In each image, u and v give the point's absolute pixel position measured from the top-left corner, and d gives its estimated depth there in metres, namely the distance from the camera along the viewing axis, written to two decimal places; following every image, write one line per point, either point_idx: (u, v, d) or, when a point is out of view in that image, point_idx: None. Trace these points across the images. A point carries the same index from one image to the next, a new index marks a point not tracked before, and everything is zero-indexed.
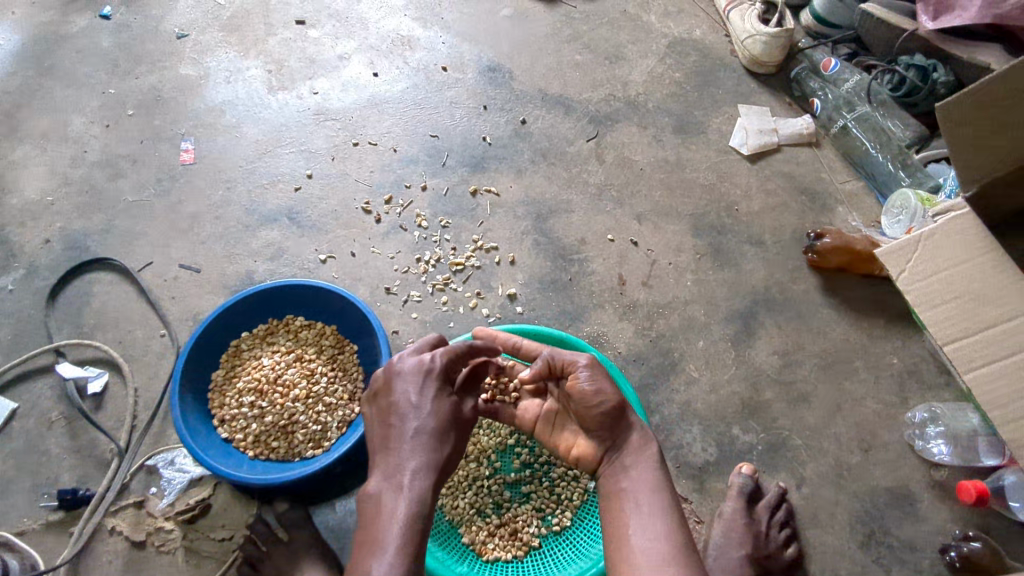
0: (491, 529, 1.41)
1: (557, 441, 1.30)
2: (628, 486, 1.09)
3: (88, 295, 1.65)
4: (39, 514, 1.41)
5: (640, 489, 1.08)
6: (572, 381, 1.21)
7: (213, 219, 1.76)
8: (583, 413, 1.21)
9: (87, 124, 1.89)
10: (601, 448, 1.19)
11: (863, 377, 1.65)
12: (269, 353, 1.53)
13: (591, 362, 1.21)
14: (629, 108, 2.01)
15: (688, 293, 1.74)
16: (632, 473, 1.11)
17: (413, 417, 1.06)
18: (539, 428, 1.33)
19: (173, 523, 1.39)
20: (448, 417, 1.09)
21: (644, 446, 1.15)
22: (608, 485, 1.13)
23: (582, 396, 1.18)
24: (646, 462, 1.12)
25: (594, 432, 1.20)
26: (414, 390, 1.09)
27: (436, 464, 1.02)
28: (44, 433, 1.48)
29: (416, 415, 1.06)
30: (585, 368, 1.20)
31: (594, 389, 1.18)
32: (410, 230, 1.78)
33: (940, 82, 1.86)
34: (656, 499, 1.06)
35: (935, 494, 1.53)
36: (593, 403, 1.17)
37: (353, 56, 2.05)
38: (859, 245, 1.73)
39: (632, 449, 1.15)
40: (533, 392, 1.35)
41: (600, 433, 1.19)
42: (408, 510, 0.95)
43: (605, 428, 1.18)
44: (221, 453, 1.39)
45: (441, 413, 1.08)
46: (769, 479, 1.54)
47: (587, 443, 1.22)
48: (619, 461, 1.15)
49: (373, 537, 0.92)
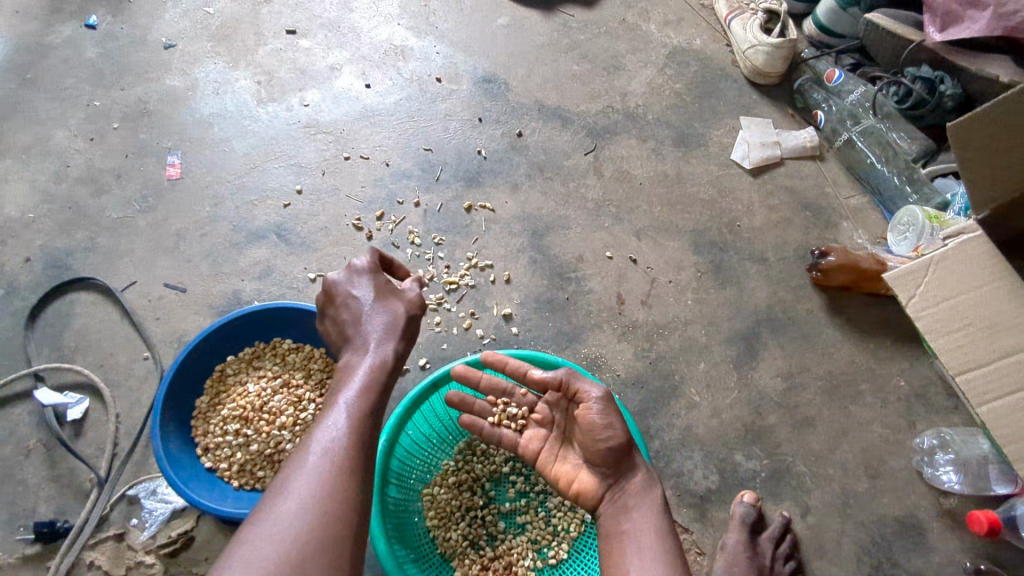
0: (485, 563, 1.35)
1: (556, 473, 1.24)
2: (630, 527, 1.08)
3: (69, 316, 1.59)
4: (14, 548, 1.35)
5: (643, 529, 1.07)
6: (582, 412, 1.18)
7: (199, 236, 1.71)
8: (587, 443, 1.18)
9: (71, 137, 1.83)
10: (603, 482, 1.16)
11: (869, 401, 1.60)
12: (254, 378, 1.48)
13: (603, 393, 1.18)
14: (628, 120, 1.96)
15: (689, 313, 1.69)
16: (635, 513, 1.10)
17: (357, 302, 1.16)
18: (539, 458, 1.27)
19: (155, 557, 1.34)
20: (392, 295, 1.19)
21: (649, 488, 1.13)
22: (608, 526, 1.11)
23: (591, 428, 1.16)
24: (648, 503, 1.11)
25: (598, 465, 1.17)
26: (354, 284, 1.18)
27: (390, 330, 1.14)
28: (21, 462, 1.43)
29: (366, 298, 1.16)
30: (596, 397, 1.18)
31: (605, 423, 1.15)
32: (403, 247, 1.73)
33: (947, 95, 1.80)
34: (660, 543, 1.05)
35: (944, 523, 1.48)
36: (600, 437, 1.15)
37: (345, 66, 2.00)
38: (864, 263, 1.67)
39: (638, 489, 1.13)
40: (538, 422, 1.31)
41: (603, 467, 1.16)
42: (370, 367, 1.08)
43: (610, 465, 1.16)
44: (204, 484, 1.34)
45: (388, 295, 1.19)
46: (773, 508, 1.49)
47: (590, 476, 1.19)
48: (622, 501, 1.12)
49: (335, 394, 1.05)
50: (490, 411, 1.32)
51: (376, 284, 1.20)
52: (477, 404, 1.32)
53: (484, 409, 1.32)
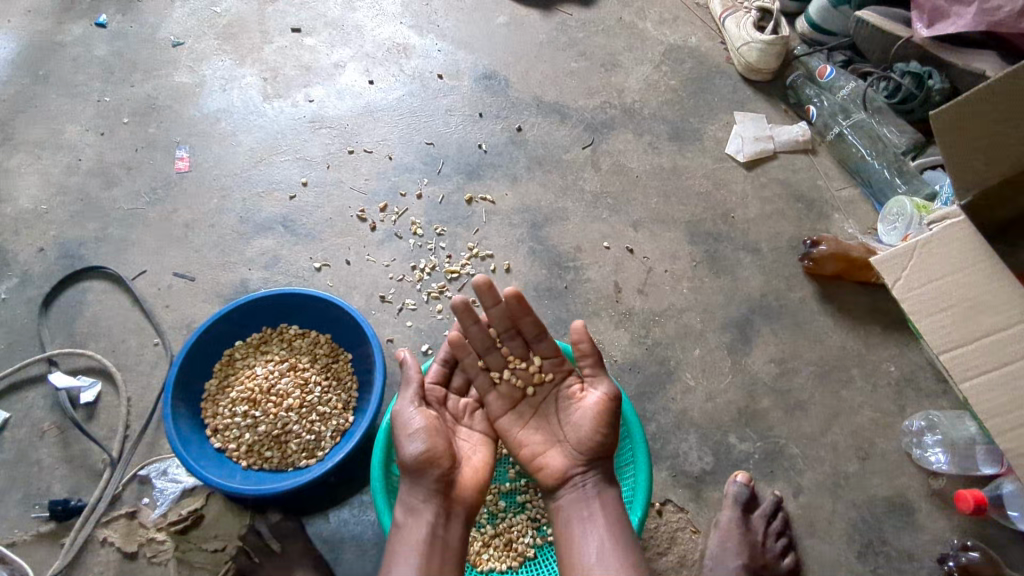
0: (486, 540, 1.39)
1: (522, 439, 1.27)
2: (593, 513, 1.15)
3: (81, 304, 1.64)
4: (30, 525, 1.40)
5: (607, 520, 1.14)
6: (586, 405, 1.23)
7: (207, 227, 1.76)
8: (576, 429, 1.22)
9: (82, 132, 1.88)
10: (570, 466, 1.21)
11: (860, 385, 1.64)
12: (262, 361, 1.52)
13: (614, 392, 1.22)
14: (625, 115, 2.01)
15: (684, 301, 1.73)
16: (597, 503, 1.16)
17: (418, 454, 1.14)
18: (506, 417, 1.30)
19: (166, 534, 1.39)
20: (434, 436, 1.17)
21: (612, 484, 1.19)
22: (570, 510, 1.17)
23: (590, 415, 1.21)
24: (611, 494, 1.18)
25: (572, 449, 1.21)
26: (417, 436, 1.16)
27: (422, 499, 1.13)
28: (35, 444, 1.48)
29: (421, 446, 1.15)
30: (606, 391, 1.22)
31: (603, 424, 1.19)
32: (406, 237, 1.77)
33: (935, 89, 1.85)
34: (615, 536, 1.12)
35: (933, 502, 1.52)
36: (594, 431, 1.20)
37: (348, 64, 2.06)
38: (855, 252, 1.73)
39: (603, 479, 1.19)
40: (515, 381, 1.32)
41: (577, 453, 1.20)
42: (430, 540, 1.10)
43: (585, 457, 1.20)
44: (214, 463, 1.39)
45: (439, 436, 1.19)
46: (765, 488, 1.53)
47: (559, 454, 1.23)
48: (588, 489, 1.18)
49: (399, 555, 1.08)
50: (481, 344, 1.32)
51: (431, 421, 1.20)
52: (474, 332, 1.31)
53: (477, 339, 1.32)
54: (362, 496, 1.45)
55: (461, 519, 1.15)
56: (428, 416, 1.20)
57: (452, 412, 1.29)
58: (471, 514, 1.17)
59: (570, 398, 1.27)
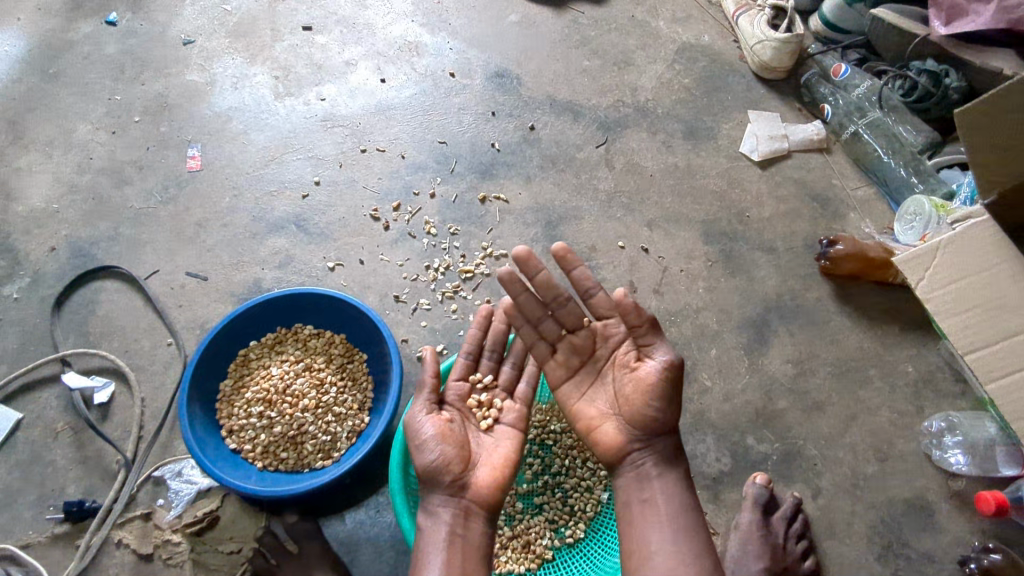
0: (504, 541, 1.38)
1: (579, 410, 1.24)
2: (652, 495, 1.13)
3: (93, 304, 1.63)
4: (45, 527, 1.39)
5: (670, 501, 1.12)
6: (643, 371, 1.16)
7: (219, 227, 1.75)
8: (629, 401, 1.17)
9: (92, 131, 1.87)
10: (633, 440, 1.17)
11: (877, 386, 1.63)
12: (278, 362, 1.51)
13: (673, 361, 1.14)
14: (639, 113, 2.00)
15: (700, 301, 1.72)
16: (657, 484, 1.13)
17: (424, 458, 1.14)
18: (566, 386, 1.26)
19: (181, 536, 1.38)
20: (452, 439, 1.17)
21: (673, 464, 1.16)
22: (630, 492, 1.15)
23: (648, 388, 1.14)
24: (674, 475, 1.15)
25: (634, 421, 1.16)
26: (432, 442, 1.15)
27: (445, 502, 1.12)
28: (49, 445, 1.47)
29: (435, 455, 1.14)
30: (663, 359, 1.14)
31: (659, 394, 1.14)
32: (419, 237, 1.76)
33: (953, 87, 1.84)
34: (680, 518, 1.10)
35: (953, 504, 1.51)
36: (649, 403, 1.14)
37: (360, 62, 2.04)
38: (872, 252, 1.71)
39: (665, 458, 1.15)
40: (574, 346, 1.26)
41: (641, 427, 1.16)
42: (446, 534, 1.08)
43: (643, 432, 1.16)
44: (230, 464, 1.38)
45: (453, 442, 1.17)
46: (784, 489, 1.52)
47: (620, 427, 1.18)
48: (648, 466, 1.15)
49: (421, 553, 1.09)
50: (533, 313, 1.27)
51: (444, 427, 1.18)
52: (527, 300, 1.26)
53: (529, 307, 1.27)
54: (378, 498, 1.44)
55: (482, 519, 1.13)
56: (440, 422, 1.19)
57: (483, 404, 1.28)
58: (492, 515, 1.14)
59: (626, 368, 1.20)
